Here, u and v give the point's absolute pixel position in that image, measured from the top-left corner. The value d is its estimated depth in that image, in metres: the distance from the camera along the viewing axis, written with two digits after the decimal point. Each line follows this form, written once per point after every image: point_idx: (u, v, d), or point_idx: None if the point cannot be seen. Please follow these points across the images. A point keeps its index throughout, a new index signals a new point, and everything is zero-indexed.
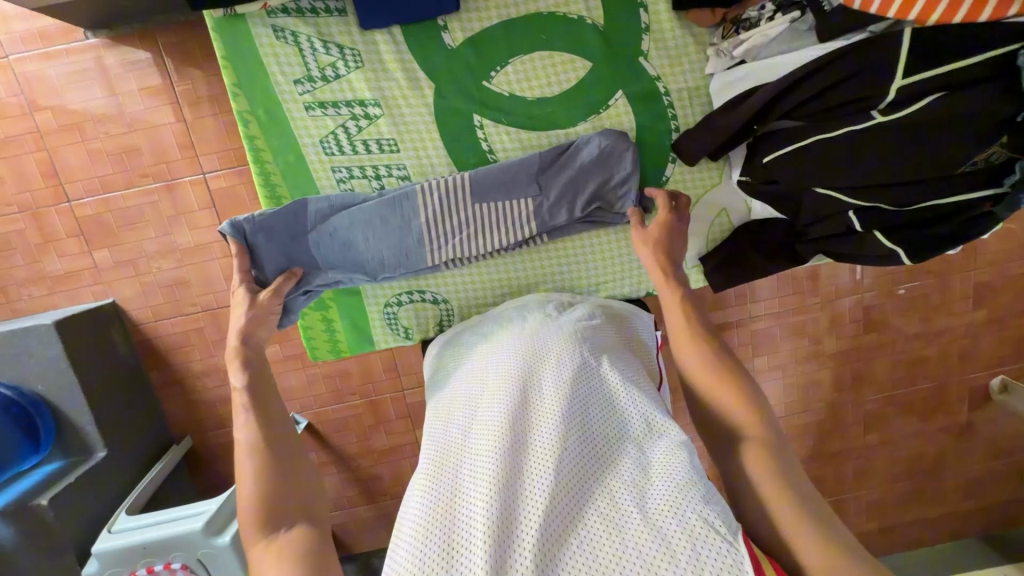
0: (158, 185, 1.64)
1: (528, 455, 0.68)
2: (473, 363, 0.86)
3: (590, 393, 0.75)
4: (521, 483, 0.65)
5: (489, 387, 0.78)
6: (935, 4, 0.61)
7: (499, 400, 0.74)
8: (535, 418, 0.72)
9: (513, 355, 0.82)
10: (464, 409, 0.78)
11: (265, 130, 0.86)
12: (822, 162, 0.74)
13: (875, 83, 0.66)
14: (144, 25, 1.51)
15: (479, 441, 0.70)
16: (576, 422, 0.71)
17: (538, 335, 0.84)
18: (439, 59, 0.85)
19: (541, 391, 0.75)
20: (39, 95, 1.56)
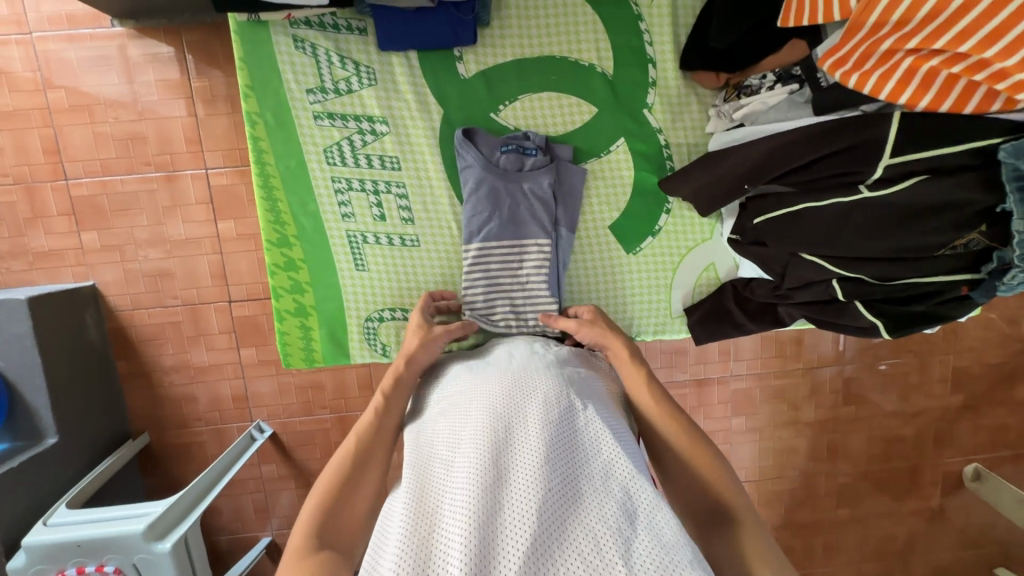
0: (158, 175, 1.64)
1: (506, 491, 0.60)
2: (454, 391, 0.79)
3: (576, 434, 0.68)
4: (502, 519, 0.58)
5: (467, 415, 0.72)
6: (921, 92, 0.63)
7: (478, 429, 0.68)
8: (514, 452, 0.64)
9: (497, 386, 0.75)
10: (442, 434, 0.71)
11: (271, 134, 0.86)
12: (811, 229, 0.75)
13: (863, 159, 0.68)
14: (172, 22, 1.55)
15: (460, 469, 0.63)
16: (559, 459, 0.64)
17: (527, 368, 0.79)
18: (449, 90, 0.88)
19: (525, 422, 0.68)
20: (56, 74, 1.58)
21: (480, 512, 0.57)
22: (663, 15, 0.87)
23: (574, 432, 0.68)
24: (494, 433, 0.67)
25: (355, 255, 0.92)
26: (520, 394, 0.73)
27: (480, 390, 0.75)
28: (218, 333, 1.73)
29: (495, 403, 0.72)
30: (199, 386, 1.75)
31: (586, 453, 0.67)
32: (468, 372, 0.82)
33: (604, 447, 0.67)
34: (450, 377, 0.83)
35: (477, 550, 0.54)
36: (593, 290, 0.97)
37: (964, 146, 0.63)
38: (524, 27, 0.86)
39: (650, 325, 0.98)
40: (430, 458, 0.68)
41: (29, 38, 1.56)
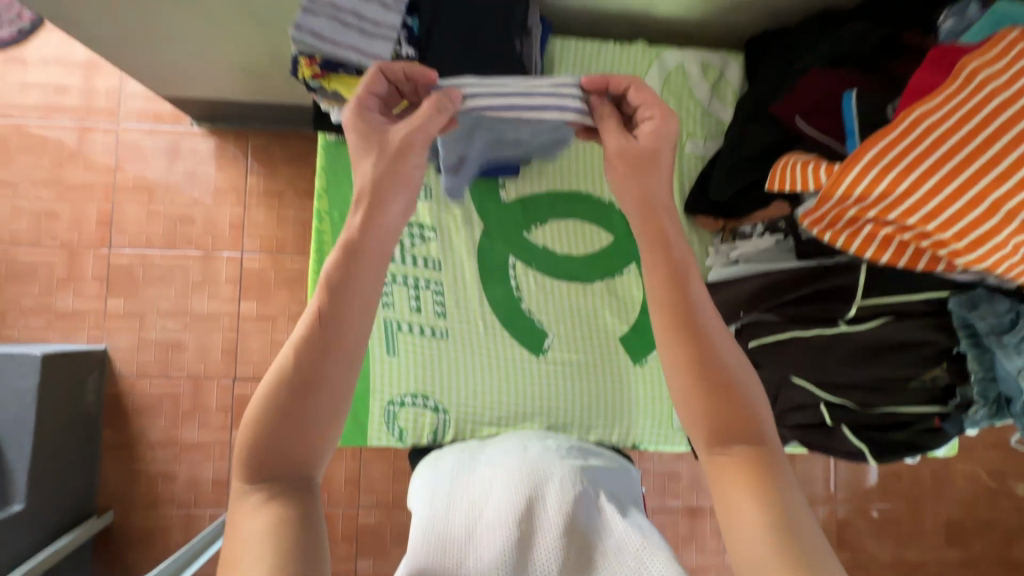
0: (196, 253, 1.77)
1: None
2: (473, 476, 0.82)
3: (593, 527, 0.72)
4: None
5: (488, 497, 0.76)
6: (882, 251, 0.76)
7: (499, 521, 0.71)
8: (535, 546, 0.68)
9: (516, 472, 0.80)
10: (463, 516, 0.74)
11: (335, 228, 0.99)
12: (802, 356, 0.85)
13: (839, 300, 0.83)
14: (244, 129, 1.79)
15: (482, 558, 0.67)
16: (577, 554, 0.68)
17: (545, 460, 0.82)
18: (491, 210, 1.03)
19: (545, 517, 0.72)
20: (129, 158, 1.78)
21: None
22: (671, 170, 1.06)
23: (591, 525, 0.72)
24: (517, 525, 0.70)
25: (387, 340, 0.99)
26: (540, 486, 0.77)
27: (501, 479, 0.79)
28: (215, 409, 1.73)
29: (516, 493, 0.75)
30: (181, 464, 1.70)
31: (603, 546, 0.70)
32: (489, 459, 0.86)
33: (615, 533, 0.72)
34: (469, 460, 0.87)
35: None
36: (603, 395, 1.02)
37: (921, 295, 0.77)
38: (558, 169, 1.05)
39: (653, 436, 1.03)
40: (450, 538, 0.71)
41: (115, 127, 1.79)
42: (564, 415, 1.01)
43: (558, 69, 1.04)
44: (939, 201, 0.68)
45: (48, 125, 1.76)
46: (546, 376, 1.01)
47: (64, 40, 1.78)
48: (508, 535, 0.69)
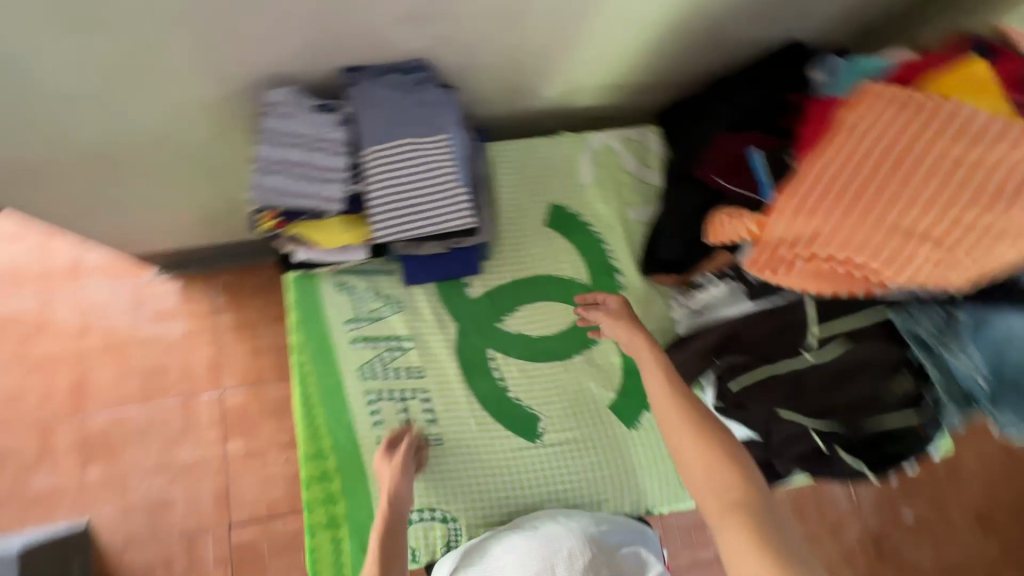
0: (175, 402, 1.73)
1: None
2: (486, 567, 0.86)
3: None
4: None
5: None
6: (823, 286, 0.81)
7: None
8: None
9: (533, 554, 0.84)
10: None
11: (314, 358, 1.00)
12: (782, 391, 0.89)
13: (799, 330, 0.88)
14: (209, 270, 1.83)
15: None
16: None
17: (552, 544, 0.85)
18: (461, 309, 1.07)
19: None
20: (95, 320, 1.78)
21: None
22: (621, 239, 1.14)
23: None
24: None
25: None
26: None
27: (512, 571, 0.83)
28: (213, 565, 1.62)
29: None
30: None
31: None
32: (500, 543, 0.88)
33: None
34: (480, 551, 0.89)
35: None
36: (608, 467, 1.02)
37: (868, 314, 0.83)
38: (517, 258, 1.11)
39: (663, 498, 1.03)
40: None
41: (78, 293, 1.79)
42: (573, 496, 1.00)
43: (499, 170, 1.13)
44: (869, 232, 0.74)
45: (10, 305, 1.76)
46: (548, 460, 1.01)
47: (21, 220, 1.83)
48: None
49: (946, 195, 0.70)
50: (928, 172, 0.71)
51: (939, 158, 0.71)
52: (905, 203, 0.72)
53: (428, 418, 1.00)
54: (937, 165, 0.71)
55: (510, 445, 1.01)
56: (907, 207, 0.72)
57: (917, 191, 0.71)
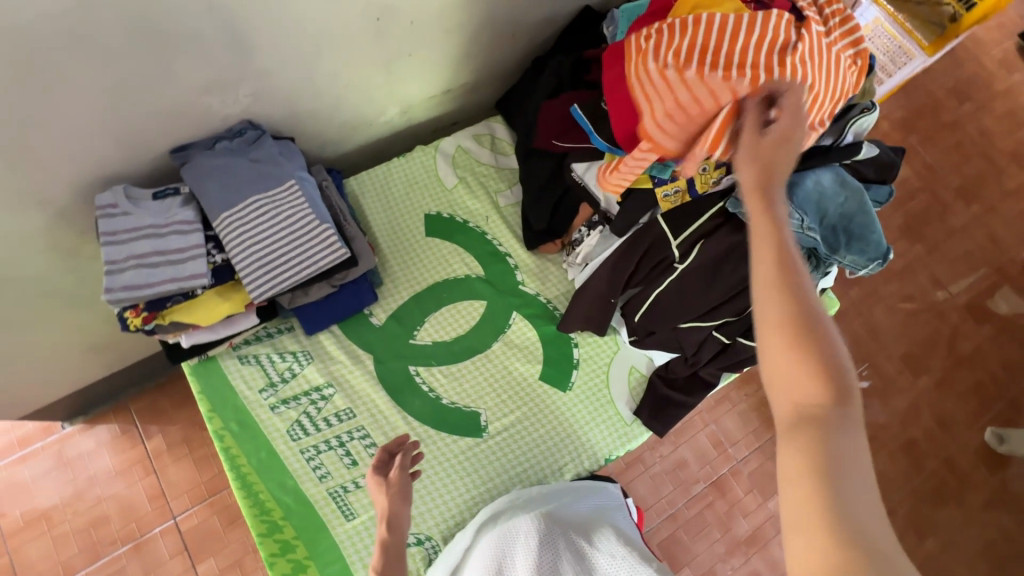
0: (127, 548, 1.60)
1: None
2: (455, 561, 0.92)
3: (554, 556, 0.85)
4: None
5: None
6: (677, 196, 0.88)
7: None
8: None
9: (489, 541, 0.89)
10: None
11: (239, 439, 0.98)
12: (673, 307, 0.98)
13: (664, 248, 0.96)
14: (121, 400, 1.71)
15: None
16: None
17: (502, 520, 0.92)
18: (370, 340, 1.08)
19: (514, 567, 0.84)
20: (8, 498, 1.62)
21: None
22: (498, 225, 1.20)
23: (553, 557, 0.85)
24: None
25: (342, 507, 0.97)
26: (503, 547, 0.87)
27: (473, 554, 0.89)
28: None
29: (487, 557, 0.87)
30: None
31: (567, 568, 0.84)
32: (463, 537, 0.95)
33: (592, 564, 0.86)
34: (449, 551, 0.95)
35: None
36: (555, 434, 1.07)
37: (710, 211, 0.93)
38: (409, 274, 1.14)
39: (616, 442, 1.08)
40: None
41: None
42: (533, 471, 1.04)
43: (364, 199, 1.16)
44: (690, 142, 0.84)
45: None
46: (497, 447, 1.04)
47: None
48: None
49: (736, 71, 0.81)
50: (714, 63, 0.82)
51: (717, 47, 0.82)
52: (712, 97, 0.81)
53: (371, 452, 1.01)
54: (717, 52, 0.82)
55: (457, 446, 1.03)
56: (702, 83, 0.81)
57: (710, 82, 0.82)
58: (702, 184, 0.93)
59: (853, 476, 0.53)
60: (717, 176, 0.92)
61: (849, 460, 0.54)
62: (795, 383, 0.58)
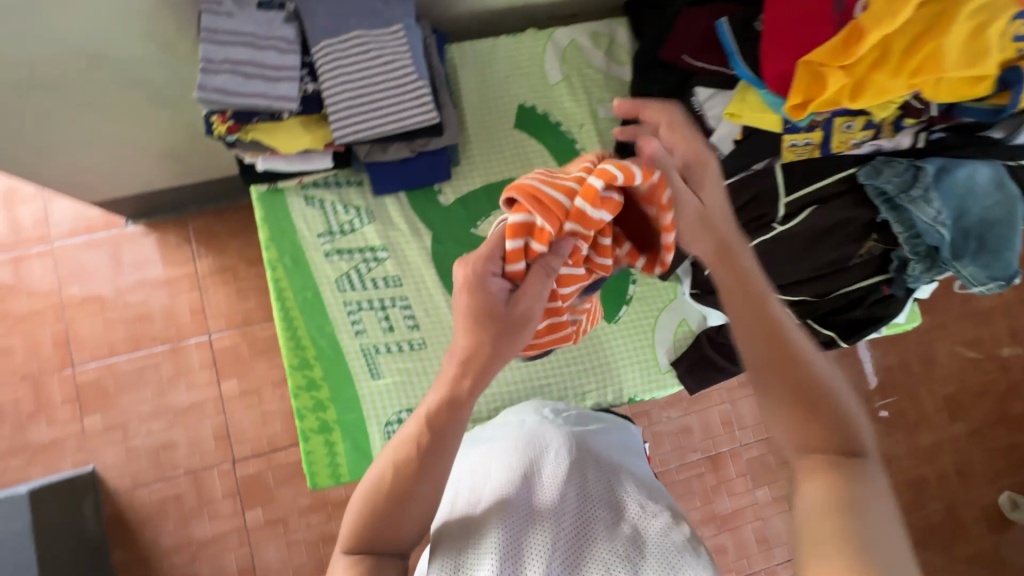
0: (164, 348, 1.74)
1: (525, 538, 0.66)
2: (473, 459, 0.86)
3: (588, 480, 0.76)
4: (523, 559, 0.64)
5: (483, 472, 0.80)
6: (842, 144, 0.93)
7: (500, 483, 0.76)
8: (535, 501, 0.71)
9: (514, 443, 0.84)
10: (465, 493, 0.77)
11: (289, 274, 1.01)
12: (753, 267, 0.96)
13: (768, 203, 0.94)
14: (181, 215, 1.78)
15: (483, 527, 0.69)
16: (577, 504, 0.71)
17: (533, 431, 0.86)
18: (435, 217, 1.06)
19: (541, 474, 0.76)
20: (71, 273, 1.75)
21: (506, 546, 0.65)
22: (591, 136, 1.12)
23: (587, 481, 0.76)
24: (511, 489, 0.73)
25: (370, 365, 1.01)
26: (532, 456, 0.80)
27: (496, 454, 0.83)
28: (221, 499, 1.68)
29: (514, 457, 0.80)
30: (202, 564, 1.65)
31: (601, 497, 0.74)
32: (489, 440, 0.89)
33: (620, 492, 0.76)
34: (467, 451, 0.89)
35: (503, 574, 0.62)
36: (586, 362, 1.07)
37: (834, 177, 0.93)
38: (487, 161, 1.09)
39: (644, 386, 1.08)
40: (451, 532, 0.70)
41: (50, 247, 1.75)
42: (555, 389, 1.07)
43: (462, 72, 1.10)
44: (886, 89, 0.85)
45: None
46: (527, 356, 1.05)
47: None
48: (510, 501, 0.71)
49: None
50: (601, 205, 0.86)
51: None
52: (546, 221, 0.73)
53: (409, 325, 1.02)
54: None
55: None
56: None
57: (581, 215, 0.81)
58: (838, 144, 0.93)
59: (874, 505, 0.59)
60: (859, 138, 0.93)
61: (867, 503, 0.59)
62: (812, 425, 0.66)
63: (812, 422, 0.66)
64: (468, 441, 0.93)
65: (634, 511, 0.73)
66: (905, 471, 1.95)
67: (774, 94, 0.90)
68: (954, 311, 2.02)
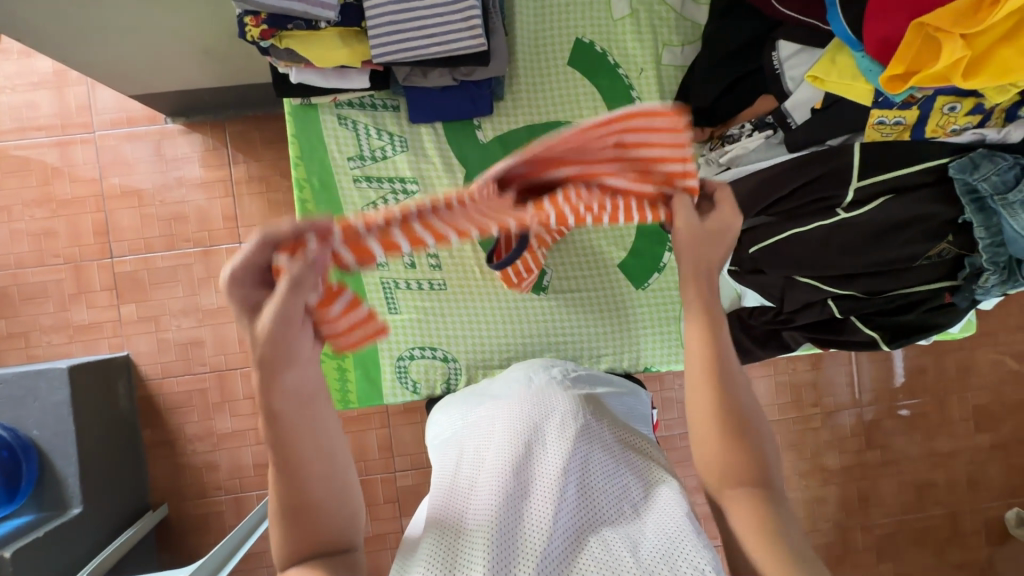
0: (197, 250, 1.78)
1: (523, 504, 0.67)
2: (480, 415, 0.87)
3: (592, 447, 0.75)
4: (520, 524, 0.65)
5: (488, 438, 0.79)
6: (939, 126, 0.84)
7: (503, 445, 0.76)
8: (536, 467, 0.71)
9: (519, 407, 0.83)
10: (468, 452, 0.79)
11: (315, 195, 1.00)
12: (806, 253, 0.89)
13: (837, 184, 0.86)
14: (218, 118, 1.76)
15: (482, 489, 0.70)
16: (579, 472, 0.71)
17: (541, 393, 0.86)
18: (469, 156, 1.02)
19: (546, 438, 0.76)
20: (112, 164, 1.77)
21: (502, 513, 0.66)
22: (650, 82, 1.04)
23: (592, 448, 0.75)
24: (513, 454, 0.74)
25: (388, 299, 1.03)
26: (538, 419, 0.80)
27: (502, 413, 0.83)
28: (242, 398, 1.78)
29: (520, 418, 0.80)
30: (221, 454, 1.77)
31: (604, 468, 0.73)
32: (497, 398, 0.90)
33: (625, 462, 0.75)
34: (474, 407, 0.91)
35: (497, 541, 0.63)
36: (604, 324, 1.06)
37: (919, 166, 0.83)
38: (532, 99, 1.03)
39: (664, 357, 1.06)
40: (449, 494, 0.73)
41: (92, 136, 1.76)
42: (573, 347, 1.05)
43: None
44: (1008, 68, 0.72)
45: (27, 145, 1.76)
46: (545, 310, 1.05)
47: (22, 54, 1.74)
48: (511, 466, 0.72)
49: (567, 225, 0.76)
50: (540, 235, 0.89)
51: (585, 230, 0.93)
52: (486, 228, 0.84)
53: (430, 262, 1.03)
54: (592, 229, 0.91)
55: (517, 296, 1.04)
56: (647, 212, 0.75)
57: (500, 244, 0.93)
58: (935, 127, 0.84)
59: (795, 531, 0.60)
60: (961, 124, 0.83)
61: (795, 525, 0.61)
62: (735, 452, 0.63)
63: (734, 442, 0.63)
64: (476, 394, 0.94)
65: (637, 488, 0.72)
66: (914, 473, 1.92)
67: (870, 59, 0.80)
68: (1008, 321, 1.89)
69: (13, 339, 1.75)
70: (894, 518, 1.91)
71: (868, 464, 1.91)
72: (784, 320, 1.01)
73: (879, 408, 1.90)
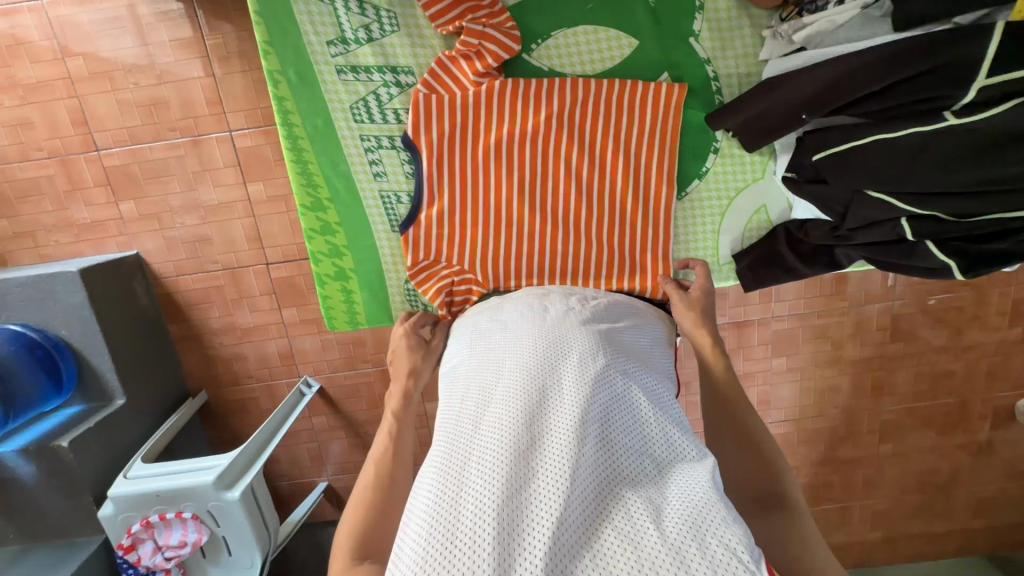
0: (185, 140, 1.63)
1: (539, 460, 0.74)
2: (497, 358, 0.94)
3: (605, 402, 0.83)
4: (535, 481, 0.72)
5: (502, 378, 0.88)
6: None
7: (519, 395, 0.83)
8: (552, 423, 0.79)
9: (535, 354, 0.91)
10: (483, 399, 0.86)
11: (293, 89, 1.12)
12: (886, 173, 0.91)
13: (944, 84, 0.80)
14: None
15: (494, 441, 0.77)
16: (593, 426, 0.78)
17: (557, 342, 0.92)
18: (518, 68, 1.12)
19: (561, 390, 0.83)
20: (71, 39, 1.55)
21: (520, 471, 0.72)
22: None
23: (606, 405, 0.82)
24: (530, 409, 0.81)
25: (388, 214, 1.21)
26: (553, 371, 0.87)
27: (517, 360, 0.90)
28: (260, 295, 1.77)
29: (535, 369, 0.87)
30: (248, 346, 1.82)
31: (618, 425, 0.81)
32: (514, 339, 0.96)
33: (637, 413, 0.84)
34: (490, 347, 0.97)
35: (515, 500, 0.69)
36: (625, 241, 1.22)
37: None
38: None
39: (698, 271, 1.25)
40: (464, 442, 0.80)
41: (41, 4, 1.52)
42: None
43: (531, 8, 1.08)
44: None
45: None
46: None
47: None
48: (526, 420, 0.79)
49: (568, 203, 1.17)
50: (552, 120, 1.12)
51: (591, 83, 1.10)
52: (495, 117, 1.11)
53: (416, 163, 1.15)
54: (591, 89, 1.11)
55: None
56: (663, 210, 1.17)
57: (522, 88, 1.10)
58: None
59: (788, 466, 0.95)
60: None
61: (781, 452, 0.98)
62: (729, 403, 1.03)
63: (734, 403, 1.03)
64: (487, 329, 1.03)
65: (654, 443, 0.81)
66: (934, 364, 1.90)
67: None
68: None
69: (22, 239, 1.72)
70: (903, 405, 1.95)
71: (890, 356, 1.89)
72: (843, 237, 1.07)
73: (910, 301, 1.82)
